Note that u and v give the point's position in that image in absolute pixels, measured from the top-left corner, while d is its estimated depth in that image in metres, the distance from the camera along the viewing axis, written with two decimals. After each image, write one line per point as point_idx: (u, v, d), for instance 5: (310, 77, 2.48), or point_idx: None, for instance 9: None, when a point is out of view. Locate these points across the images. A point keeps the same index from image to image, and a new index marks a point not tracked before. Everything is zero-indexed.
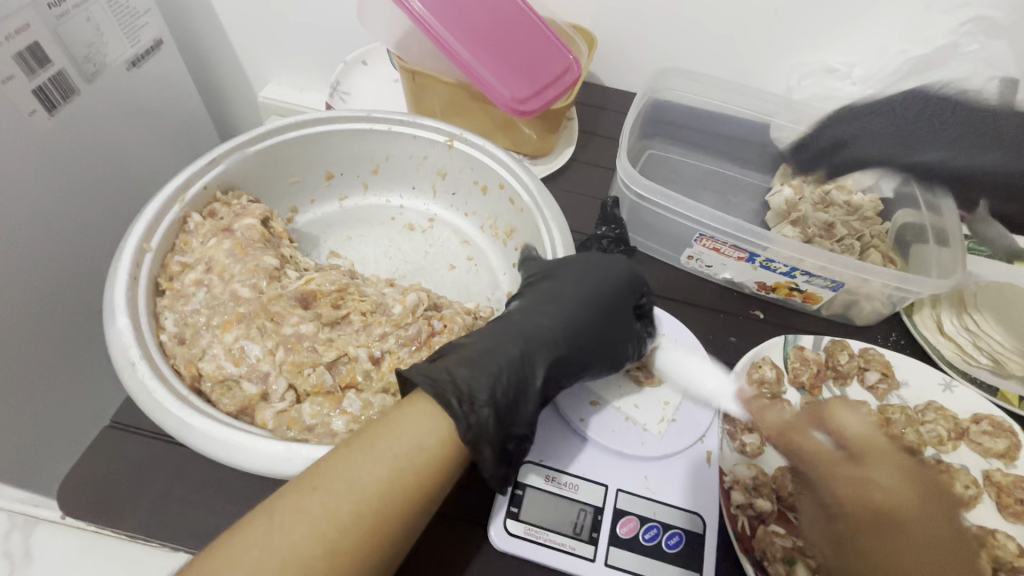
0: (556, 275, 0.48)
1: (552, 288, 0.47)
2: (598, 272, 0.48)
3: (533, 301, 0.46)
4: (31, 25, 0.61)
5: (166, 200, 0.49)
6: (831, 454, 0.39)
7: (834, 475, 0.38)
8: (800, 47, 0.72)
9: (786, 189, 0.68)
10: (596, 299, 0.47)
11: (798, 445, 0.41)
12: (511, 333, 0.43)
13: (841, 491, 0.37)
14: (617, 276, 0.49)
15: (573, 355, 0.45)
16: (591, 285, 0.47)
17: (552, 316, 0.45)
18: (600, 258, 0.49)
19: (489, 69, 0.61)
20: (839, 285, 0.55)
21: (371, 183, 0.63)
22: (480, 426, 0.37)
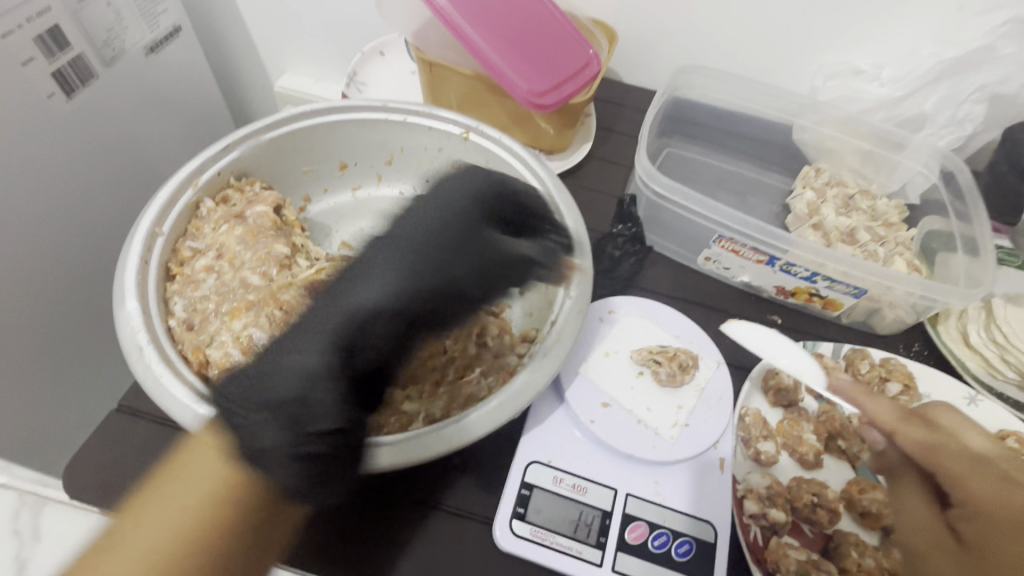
0: (388, 238, 0.45)
1: (380, 254, 0.44)
2: (433, 219, 0.46)
3: (350, 269, 0.43)
4: (50, 9, 0.62)
5: (179, 184, 0.48)
6: (963, 454, 0.41)
7: (972, 474, 0.39)
8: (828, 47, 0.70)
9: (807, 193, 0.67)
10: (426, 253, 0.44)
11: (920, 439, 0.43)
12: (318, 311, 0.40)
13: (980, 488, 0.39)
14: (452, 217, 0.46)
15: (408, 307, 0.41)
16: (424, 235, 0.45)
17: (374, 277, 0.42)
18: (432, 207, 0.47)
19: (507, 60, 0.60)
20: (862, 292, 0.54)
21: (385, 175, 0.61)
22: (253, 431, 0.35)
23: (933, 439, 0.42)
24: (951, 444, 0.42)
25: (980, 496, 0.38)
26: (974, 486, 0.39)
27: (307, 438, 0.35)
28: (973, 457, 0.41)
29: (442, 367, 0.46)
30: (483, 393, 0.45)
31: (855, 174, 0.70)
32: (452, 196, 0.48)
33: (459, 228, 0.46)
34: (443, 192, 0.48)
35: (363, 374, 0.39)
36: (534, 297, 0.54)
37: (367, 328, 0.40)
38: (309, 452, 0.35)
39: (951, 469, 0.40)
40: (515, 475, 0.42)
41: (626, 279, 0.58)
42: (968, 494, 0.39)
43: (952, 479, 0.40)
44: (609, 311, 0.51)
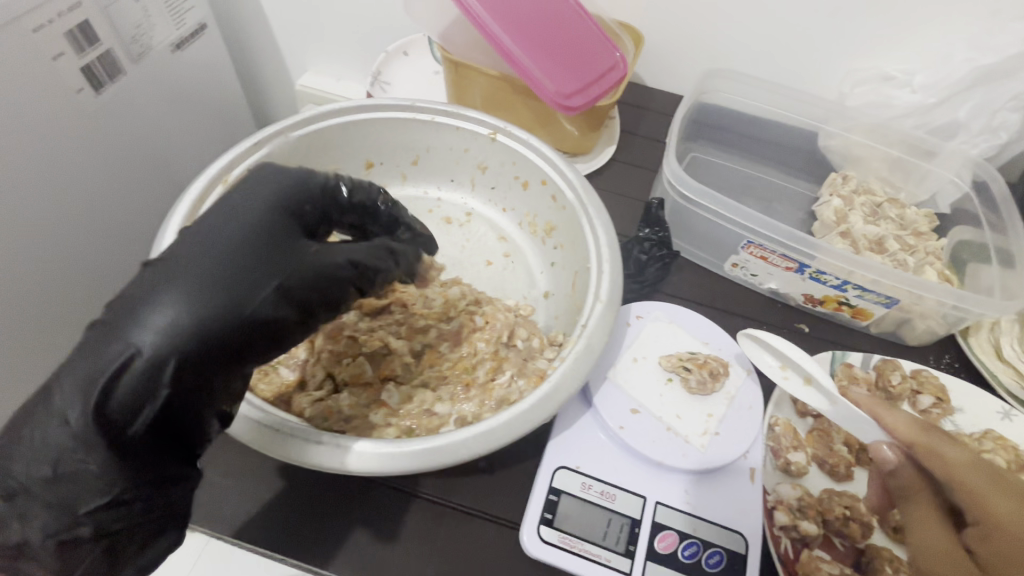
0: (164, 256, 0.32)
1: (150, 280, 0.31)
2: (225, 229, 0.34)
3: (114, 302, 0.31)
4: (82, 4, 0.62)
5: (210, 179, 0.47)
6: (991, 476, 0.39)
7: (999, 497, 0.37)
8: (857, 52, 0.69)
9: (835, 200, 0.66)
10: (211, 281, 0.31)
11: (947, 454, 0.40)
12: (69, 363, 0.30)
13: (1010, 513, 0.36)
14: (250, 228, 0.34)
15: (186, 353, 0.30)
16: (212, 256, 0.32)
17: (142, 316, 0.30)
18: (231, 213, 0.34)
19: (535, 62, 0.60)
20: (893, 301, 0.53)
21: (409, 174, 0.61)
22: (13, 517, 0.29)
23: (952, 452, 0.40)
24: (978, 464, 0.39)
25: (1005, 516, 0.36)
26: (1008, 512, 0.36)
27: (78, 521, 0.30)
28: (999, 479, 0.38)
29: (473, 368, 0.44)
30: (515, 395, 0.41)
31: (883, 182, 0.69)
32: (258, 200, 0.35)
33: (259, 243, 0.34)
34: (245, 196, 0.35)
35: (144, 433, 0.31)
36: (561, 300, 0.53)
37: (126, 381, 0.29)
38: (82, 536, 0.30)
39: (980, 491, 0.38)
40: (542, 481, 0.42)
41: (651, 285, 0.57)
42: (996, 517, 0.36)
43: (981, 502, 0.37)
44: (637, 316, 0.51)
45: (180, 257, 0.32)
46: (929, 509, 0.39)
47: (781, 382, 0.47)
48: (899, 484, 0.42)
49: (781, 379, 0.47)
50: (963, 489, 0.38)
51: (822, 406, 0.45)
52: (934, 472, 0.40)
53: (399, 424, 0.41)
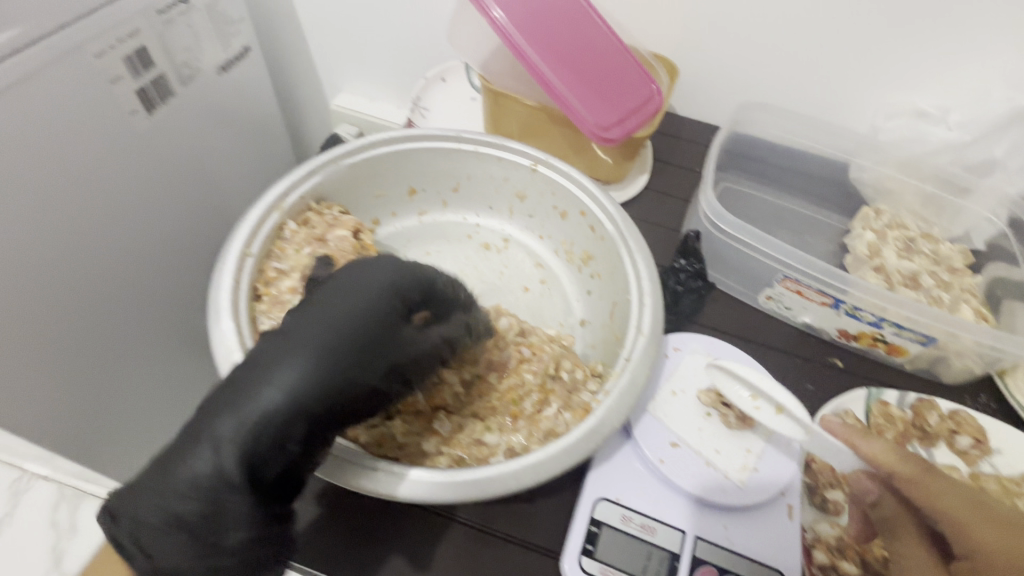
0: (291, 330, 0.35)
1: (278, 353, 0.34)
2: (347, 312, 0.35)
3: (250, 362, 0.34)
4: (141, 30, 0.65)
5: (267, 207, 0.49)
6: (971, 503, 0.39)
7: (981, 522, 0.38)
8: (890, 87, 0.70)
9: (868, 234, 0.66)
10: (335, 352, 0.34)
11: (925, 480, 0.41)
12: (208, 414, 0.33)
13: (991, 539, 0.37)
14: (369, 314, 0.36)
15: (311, 417, 0.33)
16: (337, 328, 0.35)
17: (277, 379, 0.33)
18: (353, 295, 0.36)
19: (576, 94, 0.62)
20: (930, 340, 0.53)
21: (450, 201, 0.63)
22: (160, 550, 0.32)
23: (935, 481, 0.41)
24: (955, 488, 0.40)
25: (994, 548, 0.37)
26: (992, 538, 0.37)
27: (220, 551, 0.33)
28: (978, 505, 0.39)
29: (520, 400, 0.45)
30: (561, 428, 0.43)
31: (917, 217, 0.69)
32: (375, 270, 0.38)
33: (376, 314, 0.36)
34: (363, 266, 0.38)
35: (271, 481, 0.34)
36: (598, 330, 0.54)
37: (262, 437, 0.32)
38: (221, 565, 0.33)
39: (961, 517, 0.39)
40: (584, 511, 0.42)
41: (686, 316, 0.59)
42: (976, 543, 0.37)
43: (961, 528, 0.38)
44: (675, 348, 0.52)
45: (307, 326, 0.34)
46: (912, 537, 0.40)
47: (752, 412, 0.46)
48: (880, 513, 0.43)
49: (752, 410, 0.46)
50: (942, 515, 0.39)
51: (793, 433, 0.45)
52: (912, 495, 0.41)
53: (450, 453, 0.42)
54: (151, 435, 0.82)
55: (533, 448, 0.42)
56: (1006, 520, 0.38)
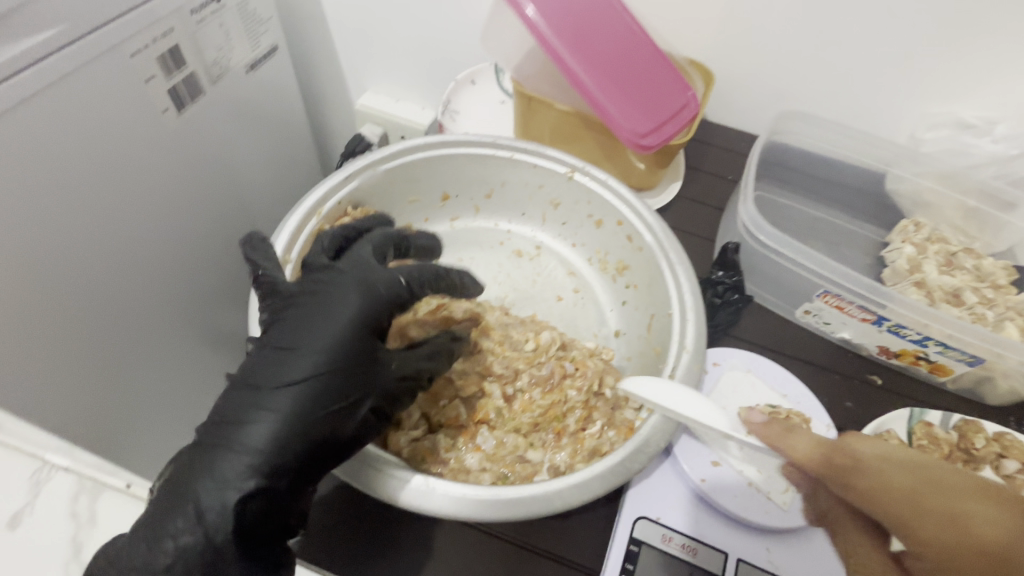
0: (264, 381, 0.38)
1: (261, 396, 0.37)
2: (317, 343, 0.38)
3: (222, 408, 0.38)
4: (174, 29, 0.65)
5: (306, 212, 0.51)
6: (913, 488, 0.31)
7: (884, 492, 0.31)
8: (933, 97, 0.68)
9: (907, 247, 0.64)
10: (290, 387, 0.37)
11: (831, 461, 0.35)
12: (183, 466, 0.37)
13: (907, 513, 0.30)
14: (337, 343, 0.39)
15: (272, 452, 0.36)
16: (292, 363, 0.38)
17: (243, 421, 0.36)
18: (319, 325, 0.39)
19: (611, 100, 0.60)
20: (979, 361, 0.51)
21: (482, 207, 0.64)
22: None
23: (864, 473, 0.33)
24: (866, 460, 0.34)
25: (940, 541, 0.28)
26: (908, 515, 0.30)
27: None
28: (887, 473, 0.32)
29: (564, 416, 0.47)
30: (607, 446, 0.44)
31: (957, 230, 0.67)
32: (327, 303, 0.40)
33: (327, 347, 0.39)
34: (316, 301, 0.41)
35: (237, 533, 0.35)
36: (633, 342, 0.55)
37: (229, 481, 0.35)
38: None
39: (868, 491, 0.32)
40: (623, 529, 0.42)
41: (722, 329, 0.58)
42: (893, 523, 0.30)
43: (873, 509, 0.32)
44: (714, 362, 0.53)
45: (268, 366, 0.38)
46: (854, 529, 0.35)
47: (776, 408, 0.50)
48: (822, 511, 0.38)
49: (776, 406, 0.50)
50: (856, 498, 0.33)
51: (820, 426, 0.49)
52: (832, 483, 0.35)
53: (494, 470, 0.44)
54: (177, 434, 0.83)
55: (577, 465, 0.44)
56: (931, 481, 0.31)
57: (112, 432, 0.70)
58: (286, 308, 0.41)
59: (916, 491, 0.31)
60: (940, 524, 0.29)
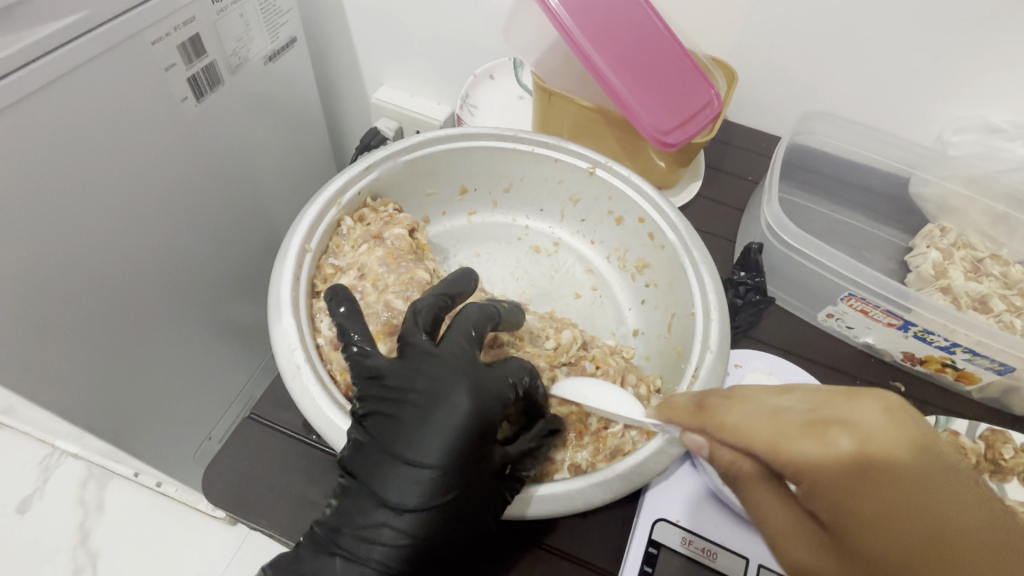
0: (386, 499, 0.36)
1: (382, 511, 0.36)
2: (436, 460, 0.36)
3: (344, 519, 0.37)
4: (195, 18, 0.65)
5: (326, 202, 0.51)
6: (796, 420, 0.29)
7: (785, 439, 0.29)
8: (963, 99, 0.66)
9: (932, 252, 0.62)
10: (417, 510, 0.36)
11: (726, 420, 0.33)
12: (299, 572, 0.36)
13: (806, 457, 0.27)
14: (455, 461, 0.36)
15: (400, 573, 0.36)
16: (416, 482, 0.36)
17: (368, 542, 0.36)
18: (434, 437, 0.37)
19: (635, 96, 0.60)
20: (1008, 369, 0.49)
21: (500, 202, 0.63)
22: None
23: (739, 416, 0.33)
24: (761, 410, 0.31)
25: (821, 463, 0.27)
26: (778, 443, 0.29)
27: None
28: (790, 415, 0.30)
29: (586, 416, 0.46)
30: (629, 446, 0.44)
31: (982, 236, 0.65)
32: (446, 413, 0.37)
33: (450, 465, 0.36)
34: (434, 409, 0.37)
35: None
36: (653, 341, 0.55)
37: None
38: None
39: (768, 444, 0.29)
40: (642, 531, 0.41)
41: (743, 330, 0.57)
42: (804, 474, 0.27)
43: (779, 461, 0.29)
44: (736, 363, 0.53)
45: (390, 482, 0.36)
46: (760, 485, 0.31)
47: None
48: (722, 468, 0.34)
49: None
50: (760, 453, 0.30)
51: None
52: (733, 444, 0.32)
53: None
54: (185, 424, 0.83)
55: (598, 464, 0.44)
56: (821, 417, 0.29)
57: (120, 420, 0.70)
58: (399, 409, 0.38)
59: (811, 429, 0.28)
60: (846, 464, 0.26)
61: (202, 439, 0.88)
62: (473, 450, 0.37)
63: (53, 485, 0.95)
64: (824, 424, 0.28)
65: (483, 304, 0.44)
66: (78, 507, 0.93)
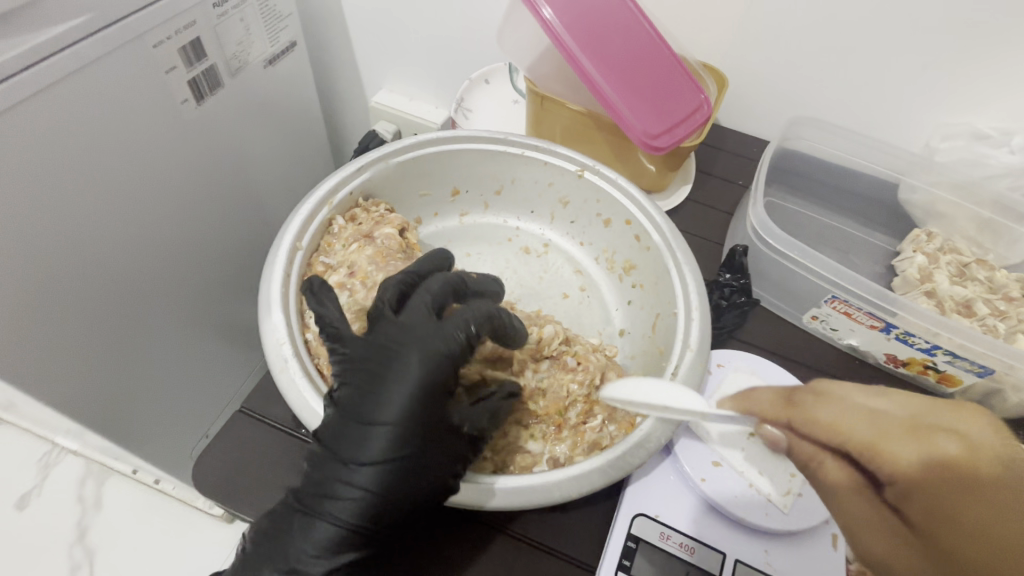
0: (350, 446, 0.38)
1: (343, 469, 0.38)
2: (390, 417, 0.38)
3: (312, 472, 0.39)
4: (196, 22, 0.67)
5: (318, 202, 0.52)
6: (902, 426, 0.34)
7: (890, 439, 0.33)
8: (950, 107, 0.67)
9: (918, 257, 0.63)
10: (380, 457, 0.37)
11: (818, 417, 0.37)
12: (275, 522, 0.38)
13: (904, 454, 0.32)
14: (410, 417, 0.38)
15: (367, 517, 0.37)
16: (377, 431, 0.38)
17: (335, 488, 0.37)
18: (386, 395, 0.38)
19: (625, 100, 0.61)
20: (988, 372, 0.50)
21: (491, 204, 0.64)
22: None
23: (826, 414, 0.36)
24: (857, 411, 0.35)
25: (914, 463, 0.32)
26: (876, 443, 0.34)
27: None
28: (890, 421, 0.34)
29: (565, 410, 0.47)
30: (606, 440, 0.46)
31: (970, 242, 0.66)
32: (404, 365, 0.39)
33: (408, 413, 0.38)
34: (393, 363, 0.39)
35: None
36: (638, 341, 0.56)
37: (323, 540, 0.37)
38: None
39: (875, 442, 0.34)
40: (621, 526, 0.42)
41: (729, 331, 0.58)
42: (896, 472, 0.32)
43: (876, 452, 0.33)
44: (718, 364, 0.53)
45: (351, 433, 0.38)
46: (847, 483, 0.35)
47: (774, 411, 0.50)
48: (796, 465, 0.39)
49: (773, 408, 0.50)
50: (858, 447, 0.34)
51: None
52: (826, 439, 0.36)
53: (494, 459, 0.45)
54: (180, 422, 0.84)
55: (576, 457, 0.45)
56: (924, 423, 0.34)
57: (116, 417, 0.71)
58: (361, 367, 0.40)
59: (916, 432, 0.33)
60: (951, 462, 0.31)
61: (199, 437, 0.89)
62: (430, 399, 0.39)
63: (52, 480, 0.96)
64: (928, 430, 0.33)
65: (446, 274, 0.45)
66: (77, 504, 0.94)
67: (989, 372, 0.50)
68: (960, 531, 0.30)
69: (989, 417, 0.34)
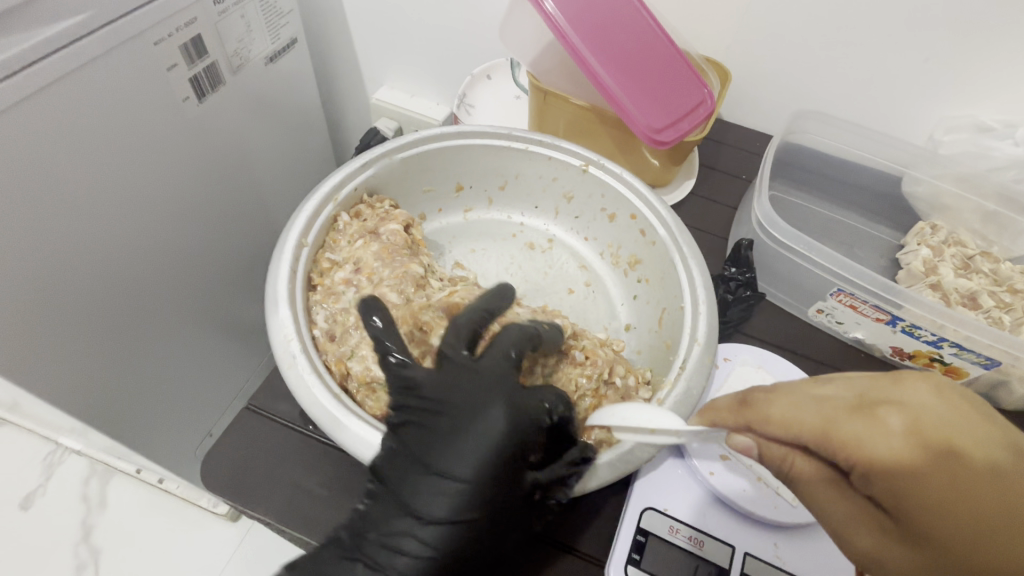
0: (418, 501, 0.37)
1: (408, 520, 0.37)
2: (462, 475, 0.37)
3: (375, 522, 0.38)
4: (197, 20, 0.66)
5: (323, 198, 0.52)
6: (849, 409, 0.30)
7: (840, 424, 0.30)
8: (954, 99, 0.67)
9: (922, 249, 0.63)
10: (447, 517, 0.36)
11: (771, 415, 0.33)
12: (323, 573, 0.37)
13: (863, 442, 0.29)
14: (482, 477, 0.37)
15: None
16: (447, 488, 0.37)
17: (399, 545, 0.36)
18: (461, 453, 0.37)
19: (628, 94, 0.61)
20: (994, 364, 0.50)
21: (495, 199, 0.64)
22: None
23: (777, 409, 0.32)
24: (806, 400, 0.32)
25: (879, 450, 0.28)
26: (831, 435, 0.30)
27: None
28: (841, 407, 0.31)
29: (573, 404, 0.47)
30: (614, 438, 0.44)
31: (973, 234, 0.66)
32: (482, 422, 0.38)
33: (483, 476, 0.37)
34: (470, 420, 0.38)
35: None
36: (644, 335, 0.56)
37: None
38: None
39: (827, 432, 0.30)
40: (630, 520, 0.42)
41: (735, 325, 0.58)
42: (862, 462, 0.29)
43: (836, 443, 0.30)
44: (725, 358, 0.53)
45: (422, 488, 0.37)
46: (823, 482, 0.32)
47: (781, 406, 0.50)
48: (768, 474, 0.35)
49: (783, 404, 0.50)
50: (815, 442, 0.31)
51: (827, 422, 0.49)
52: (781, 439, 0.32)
53: None
54: (185, 420, 0.84)
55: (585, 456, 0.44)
56: (869, 399, 0.30)
57: (121, 416, 0.71)
58: (437, 419, 0.39)
59: (865, 413, 0.30)
60: (904, 442, 0.28)
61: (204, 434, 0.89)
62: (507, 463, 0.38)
63: (56, 481, 0.96)
64: (873, 406, 0.30)
65: (523, 327, 0.44)
66: (81, 503, 0.94)
67: (995, 364, 0.50)
68: (947, 516, 0.28)
69: (936, 379, 0.30)
